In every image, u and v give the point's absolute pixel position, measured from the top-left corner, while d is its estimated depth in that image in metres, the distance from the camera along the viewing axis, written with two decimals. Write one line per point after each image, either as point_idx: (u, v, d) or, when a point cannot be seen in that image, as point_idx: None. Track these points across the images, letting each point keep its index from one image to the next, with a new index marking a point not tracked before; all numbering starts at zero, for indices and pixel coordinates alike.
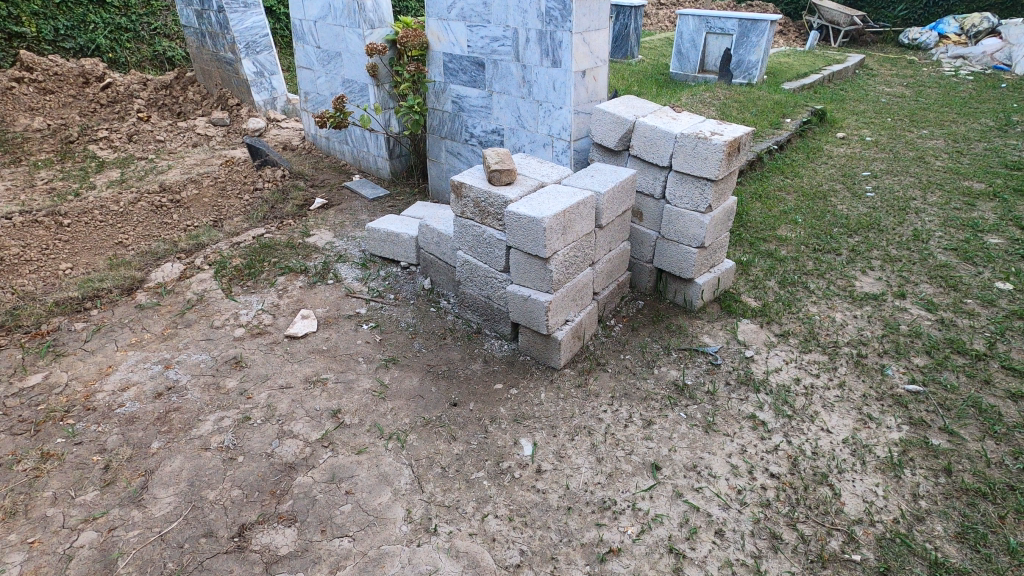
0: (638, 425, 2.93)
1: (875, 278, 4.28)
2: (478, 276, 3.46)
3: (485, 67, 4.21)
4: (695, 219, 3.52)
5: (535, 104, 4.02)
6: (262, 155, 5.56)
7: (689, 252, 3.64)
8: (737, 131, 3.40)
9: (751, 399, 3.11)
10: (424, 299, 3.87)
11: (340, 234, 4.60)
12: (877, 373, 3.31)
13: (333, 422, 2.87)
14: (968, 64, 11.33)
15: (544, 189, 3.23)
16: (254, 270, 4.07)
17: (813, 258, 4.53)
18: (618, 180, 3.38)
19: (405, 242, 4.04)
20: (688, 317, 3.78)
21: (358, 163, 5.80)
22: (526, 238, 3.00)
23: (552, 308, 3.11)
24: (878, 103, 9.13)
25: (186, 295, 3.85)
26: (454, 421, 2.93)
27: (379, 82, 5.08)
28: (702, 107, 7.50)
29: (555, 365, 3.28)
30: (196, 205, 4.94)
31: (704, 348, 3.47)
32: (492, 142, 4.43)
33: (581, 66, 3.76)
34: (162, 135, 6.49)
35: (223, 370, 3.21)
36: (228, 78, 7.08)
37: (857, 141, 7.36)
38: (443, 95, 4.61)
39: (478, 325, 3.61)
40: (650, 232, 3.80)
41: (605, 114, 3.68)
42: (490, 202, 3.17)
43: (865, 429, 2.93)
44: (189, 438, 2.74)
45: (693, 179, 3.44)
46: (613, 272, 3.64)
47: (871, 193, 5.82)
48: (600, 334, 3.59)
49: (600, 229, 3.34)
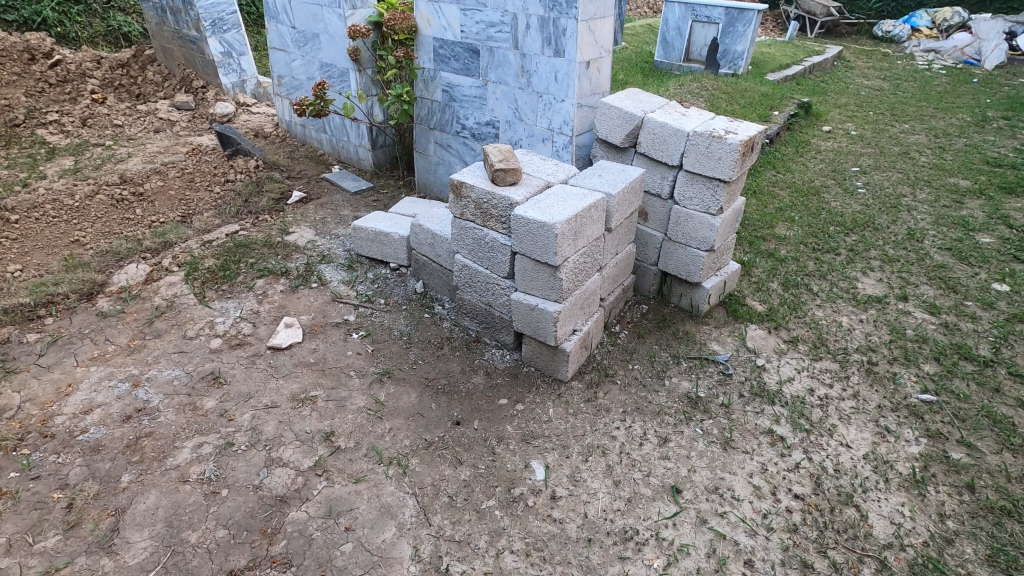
0: (654, 443, 2.77)
1: (876, 280, 4.22)
2: (478, 282, 3.24)
3: (480, 54, 3.93)
4: (705, 222, 3.36)
5: (534, 96, 3.77)
6: (232, 144, 5.14)
7: (697, 256, 3.49)
8: (751, 129, 3.24)
9: (766, 412, 2.98)
10: (417, 304, 3.62)
11: (323, 231, 4.29)
12: (890, 381, 3.23)
13: (327, 447, 2.63)
14: (940, 58, 11.48)
15: (551, 190, 3.01)
16: (230, 272, 3.74)
17: (813, 258, 4.44)
18: (627, 180, 3.19)
19: (396, 243, 3.77)
20: (694, 323, 3.63)
21: (337, 153, 5.46)
22: (535, 244, 2.78)
23: (560, 318, 2.92)
24: (859, 96, 9.16)
25: (154, 301, 3.51)
26: (458, 442, 2.72)
27: (361, 67, 4.74)
28: (690, 98, 7.34)
29: (562, 377, 3.09)
30: (161, 198, 4.53)
31: (714, 357, 3.33)
32: (485, 134, 4.17)
33: (585, 56, 3.52)
34: (120, 119, 5.99)
35: (201, 388, 2.91)
36: (191, 58, 6.59)
37: (842, 135, 7.34)
38: (432, 84, 4.32)
39: (477, 333, 3.39)
40: (656, 233, 3.63)
41: (611, 108, 3.47)
42: (494, 203, 2.94)
43: (884, 443, 2.84)
44: (165, 469, 2.46)
45: (705, 180, 3.27)
46: (619, 276, 3.46)
47: (863, 189, 5.78)
48: (606, 342, 3.41)
49: (609, 232, 3.15)
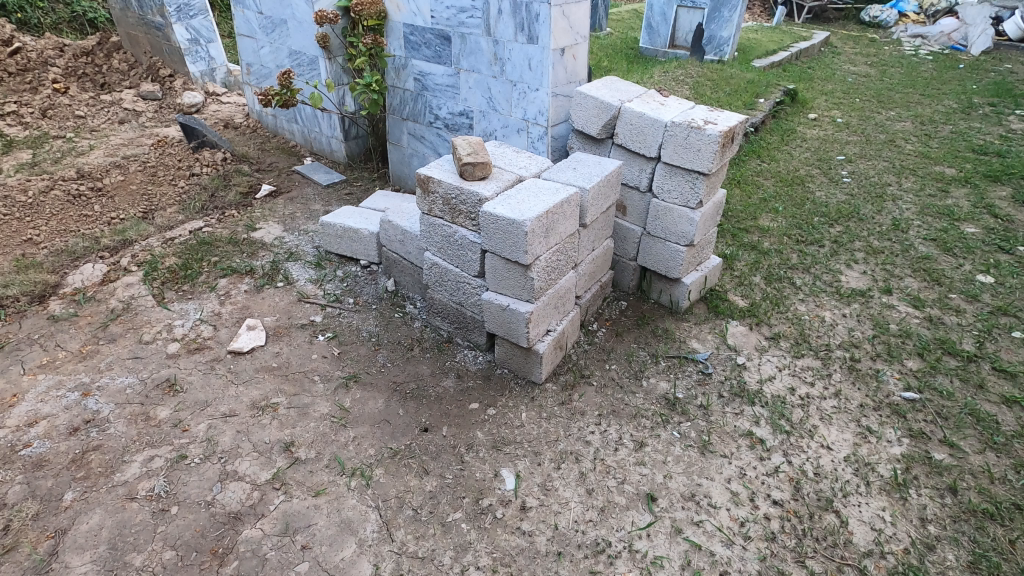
0: (629, 448, 2.68)
1: (860, 272, 4.13)
2: (449, 281, 3.10)
3: (452, 41, 3.76)
4: (684, 216, 3.25)
5: (508, 85, 3.61)
6: (198, 136, 4.92)
7: (677, 251, 3.37)
8: (731, 119, 3.12)
9: (746, 413, 2.89)
10: (388, 303, 3.49)
11: (291, 227, 4.13)
12: (873, 379, 3.15)
13: (286, 458, 2.50)
14: (927, 43, 11.40)
15: (523, 185, 2.88)
16: (191, 272, 3.58)
17: (796, 250, 4.35)
18: (603, 173, 3.06)
19: (365, 239, 3.63)
20: (674, 320, 3.53)
21: (310, 144, 5.27)
22: (505, 242, 2.65)
23: (533, 319, 2.80)
24: (846, 83, 9.06)
25: (110, 303, 3.34)
26: (426, 450, 2.60)
27: (331, 54, 4.53)
28: (675, 85, 7.18)
29: (536, 379, 2.97)
30: (121, 193, 4.34)
31: (694, 356, 3.23)
32: (459, 125, 4.01)
33: (560, 43, 3.36)
34: (82, 110, 5.75)
35: (155, 397, 2.77)
36: (158, 46, 6.32)
37: (828, 123, 7.24)
38: (403, 72, 4.15)
39: (449, 333, 3.27)
40: (634, 227, 3.51)
41: (587, 97, 3.33)
42: (462, 199, 2.80)
43: (866, 444, 2.76)
44: (111, 486, 2.32)
45: (684, 172, 3.15)
46: (596, 273, 3.34)
47: (848, 178, 5.69)
48: (583, 341, 3.30)
49: (584, 228, 3.02)
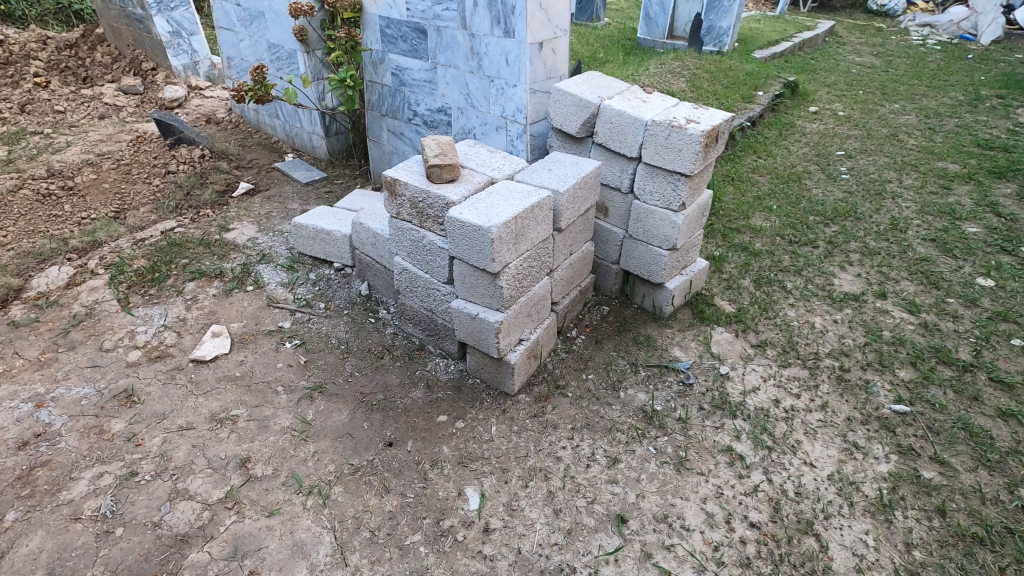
0: (602, 464, 2.56)
1: (854, 275, 3.98)
2: (419, 287, 2.98)
3: (428, 35, 3.61)
4: (666, 219, 3.11)
5: (485, 80, 3.46)
6: (174, 133, 4.80)
7: (659, 255, 3.24)
8: (716, 117, 2.97)
9: (727, 427, 2.77)
10: (360, 308, 3.38)
11: (266, 227, 4.01)
12: (862, 391, 3.01)
13: (241, 475, 2.40)
14: (935, 33, 11.11)
15: (494, 188, 2.74)
16: (159, 274, 3.47)
17: (788, 251, 4.20)
18: (579, 174, 2.92)
19: (338, 241, 3.51)
20: (657, 326, 3.40)
21: (291, 140, 5.15)
22: (472, 249, 2.52)
23: (503, 328, 2.67)
24: (850, 74, 8.82)
25: (73, 308, 3.24)
26: (388, 467, 2.50)
27: (308, 48, 4.39)
28: (671, 77, 6.98)
29: (508, 390, 2.86)
30: (94, 191, 4.23)
31: (675, 365, 3.10)
32: (438, 122, 3.87)
33: (537, 37, 3.20)
34: (62, 104, 5.64)
35: (111, 409, 2.67)
36: (140, 38, 6.19)
37: (829, 116, 7.04)
38: (381, 66, 4.00)
39: (421, 340, 3.15)
40: (616, 229, 3.37)
41: (565, 94, 3.18)
42: (430, 202, 2.68)
43: (851, 461, 2.63)
44: (55, 505, 2.23)
45: (666, 173, 3.01)
46: (574, 278, 3.22)
47: (847, 175, 5.51)
48: (560, 349, 3.17)
49: (559, 232, 2.89)
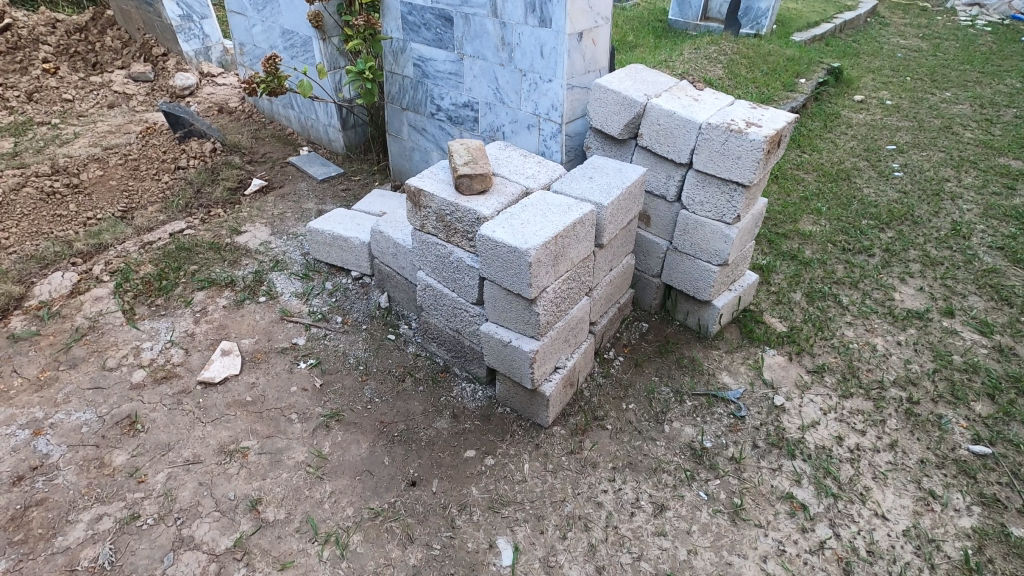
0: (648, 512, 2.31)
1: (916, 288, 3.64)
2: (444, 305, 2.73)
3: (454, 23, 3.29)
4: (718, 232, 2.80)
5: (517, 74, 3.14)
6: (184, 125, 4.54)
7: (707, 271, 2.94)
8: (778, 119, 2.64)
9: (785, 469, 2.49)
10: (380, 323, 3.14)
11: (279, 230, 3.77)
12: (935, 428, 2.71)
13: (251, 520, 2.19)
14: (985, 13, 10.42)
15: (529, 200, 2.46)
16: (166, 283, 3.25)
17: (842, 260, 3.86)
18: (623, 183, 2.61)
19: (356, 249, 3.25)
20: (702, 347, 3.11)
21: (307, 133, 4.89)
22: (506, 272, 2.25)
23: (538, 358, 2.41)
24: (895, 58, 8.28)
25: (76, 320, 3.04)
26: (412, 511, 2.27)
27: (325, 35, 4.10)
28: (707, 63, 6.55)
29: (542, 422, 2.60)
30: (100, 189, 4.01)
31: (725, 394, 2.81)
32: (463, 118, 3.57)
33: (577, 26, 2.87)
34: (71, 92, 5.42)
35: (113, 438, 2.46)
36: (151, 22, 5.93)
37: (876, 105, 6.57)
38: (402, 56, 3.69)
39: (445, 362, 2.90)
40: (659, 240, 3.07)
41: (607, 91, 2.85)
42: (458, 216, 2.41)
43: (929, 513, 2.35)
44: (50, 554, 2.04)
45: (720, 182, 2.69)
46: (613, 295, 2.93)
47: (899, 172, 5.10)
48: (597, 373, 2.90)
49: (600, 248, 2.60)
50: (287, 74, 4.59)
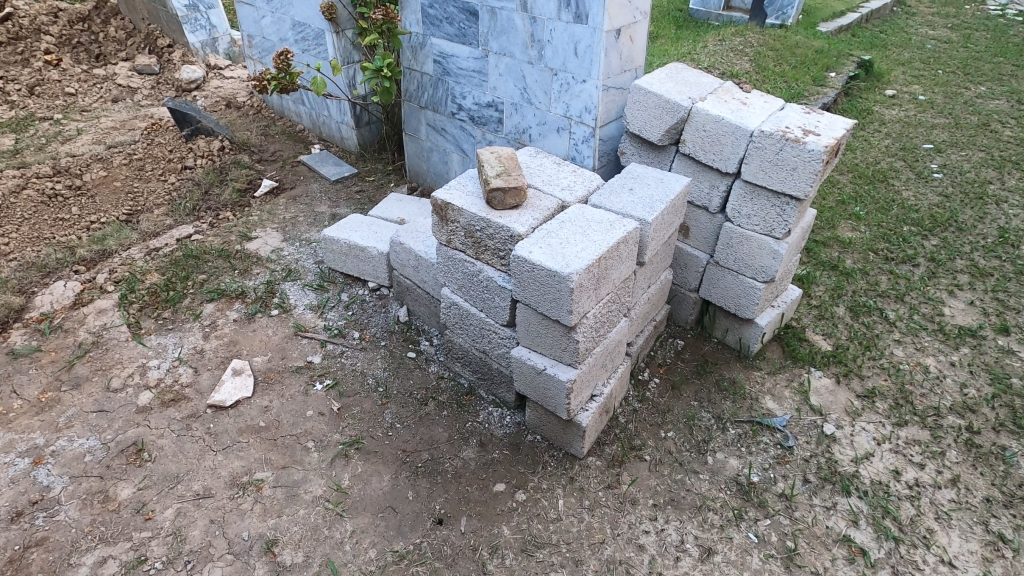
0: (695, 556, 2.13)
1: (967, 302, 3.42)
2: (471, 325, 2.54)
3: (479, 17, 3.06)
4: (765, 248, 2.60)
5: (547, 73, 2.92)
6: (191, 122, 4.33)
7: (752, 287, 2.74)
8: (836, 127, 2.43)
9: (840, 508, 2.31)
10: (400, 339, 2.96)
11: (292, 236, 3.58)
12: (1000, 461, 2.51)
13: (266, 564, 2.04)
14: (1015, 3, 10.03)
15: (567, 215, 2.26)
16: (173, 294, 3.08)
17: (885, 271, 3.64)
18: (667, 196, 2.41)
19: (374, 259, 3.07)
20: (742, 368, 2.91)
21: (319, 130, 4.69)
22: (544, 296, 2.06)
23: (575, 387, 2.22)
24: (925, 50, 7.96)
25: (79, 334, 2.87)
26: (439, 554, 2.10)
27: (338, 27, 3.91)
28: (733, 56, 6.27)
29: (576, 453, 2.43)
30: (104, 190, 3.83)
31: (771, 422, 2.62)
32: (486, 118, 3.35)
33: (615, 23, 2.65)
34: (74, 86, 5.22)
35: (117, 469, 2.30)
36: (156, 12, 5.71)
37: (909, 100, 6.29)
38: (421, 52, 3.47)
39: (470, 383, 2.72)
40: (699, 254, 2.87)
41: (647, 94, 2.64)
42: (490, 233, 2.22)
43: (999, 560, 2.16)
44: None
45: (771, 194, 2.49)
46: (650, 313, 2.74)
47: (939, 173, 4.85)
48: (632, 398, 2.72)
49: (641, 266, 2.40)
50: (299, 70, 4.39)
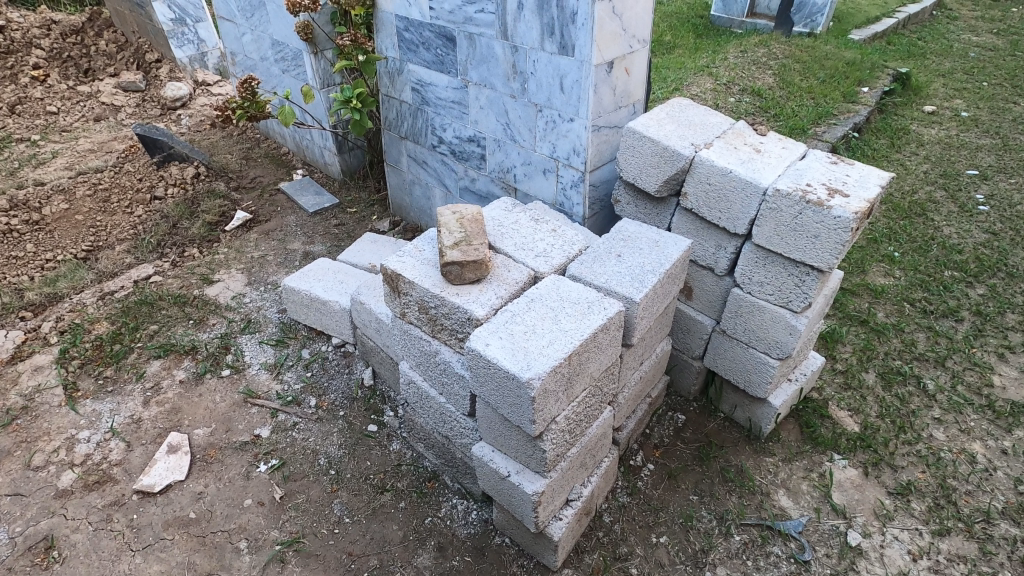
0: None
1: (1021, 370, 2.95)
2: (431, 407, 2.19)
3: (457, 43, 2.71)
4: (780, 321, 2.20)
5: (531, 109, 2.56)
6: (163, 148, 4.08)
7: (764, 364, 2.34)
8: (869, 184, 2.01)
9: None
10: (361, 407, 2.63)
11: (257, 279, 3.28)
12: None
13: None
14: None
15: (538, 291, 1.89)
16: (117, 350, 2.80)
17: (924, 327, 3.18)
18: (662, 264, 2.02)
19: (337, 314, 2.74)
20: (752, 452, 2.51)
21: (302, 154, 4.40)
22: (503, 398, 1.69)
23: (544, 499, 1.85)
24: (968, 58, 7.34)
25: (8, 397, 2.60)
26: None
27: (315, 48, 3.59)
28: (756, 69, 5.80)
29: (549, 565, 2.06)
30: (64, 225, 3.59)
31: (783, 526, 2.21)
32: (468, 153, 3.00)
33: (606, 54, 2.27)
34: (58, 104, 5.03)
35: (20, 573, 2.02)
36: (145, 26, 5.50)
37: (951, 117, 5.73)
38: (399, 79, 3.13)
39: (434, 467, 2.38)
40: (703, 319, 2.47)
41: (643, 138, 2.26)
42: (445, 313, 1.86)
43: None
44: None
45: (787, 262, 2.09)
46: (644, 390, 2.35)
47: (985, 205, 4.33)
48: (621, 490, 2.34)
49: (629, 347, 2.02)
50: (267, 96, 4.25)
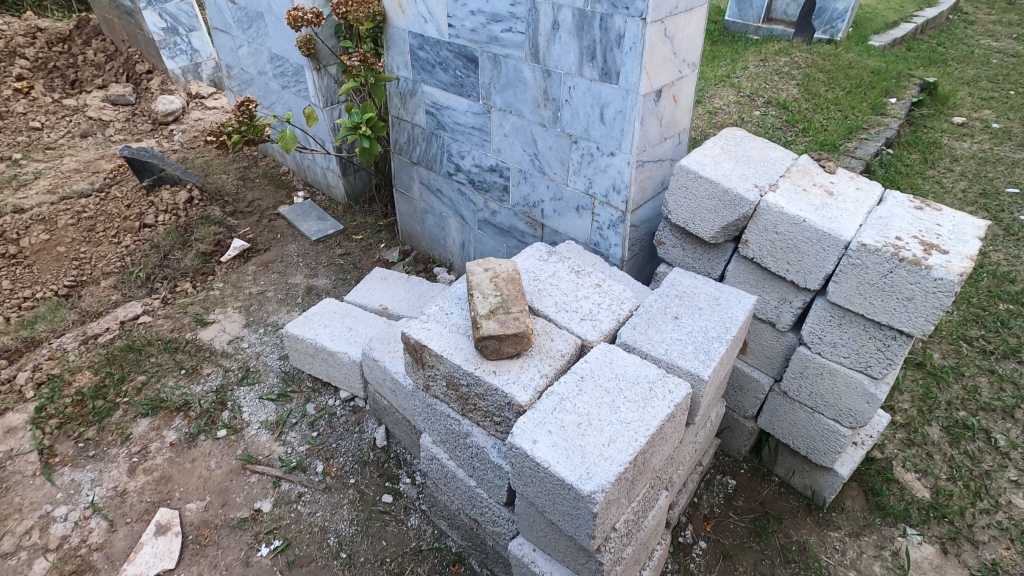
0: None
1: None
2: (458, 488, 1.91)
3: (479, 64, 2.43)
4: (855, 388, 1.93)
5: (564, 139, 2.27)
6: (153, 171, 3.78)
7: (833, 432, 2.07)
8: (966, 235, 1.74)
9: None
10: (374, 472, 2.34)
11: (256, 319, 3.00)
12: None
13: None
14: None
15: (588, 365, 1.61)
16: (100, 407, 2.51)
17: (987, 370, 2.90)
18: (728, 329, 1.74)
19: (346, 367, 2.45)
20: (815, 525, 2.23)
21: (303, 174, 4.11)
22: (555, 506, 1.41)
23: None
24: (990, 65, 7.08)
25: None
26: None
27: (318, 64, 3.30)
28: (779, 80, 5.53)
29: None
30: (45, 258, 3.29)
31: None
32: (488, 183, 2.72)
33: (655, 82, 1.99)
34: (42, 118, 4.72)
35: None
36: (135, 35, 5.20)
37: (982, 129, 5.47)
38: (412, 100, 2.85)
39: (458, 547, 2.10)
40: (760, 377, 2.19)
41: (698, 178, 1.98)
42: (480, 394, 1.58)
43: None
44: None
45: (868, 322, 1.82)
46: (697, 461, 2.08)
47: None
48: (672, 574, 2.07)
49: (690, 426, 1.75)
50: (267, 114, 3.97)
